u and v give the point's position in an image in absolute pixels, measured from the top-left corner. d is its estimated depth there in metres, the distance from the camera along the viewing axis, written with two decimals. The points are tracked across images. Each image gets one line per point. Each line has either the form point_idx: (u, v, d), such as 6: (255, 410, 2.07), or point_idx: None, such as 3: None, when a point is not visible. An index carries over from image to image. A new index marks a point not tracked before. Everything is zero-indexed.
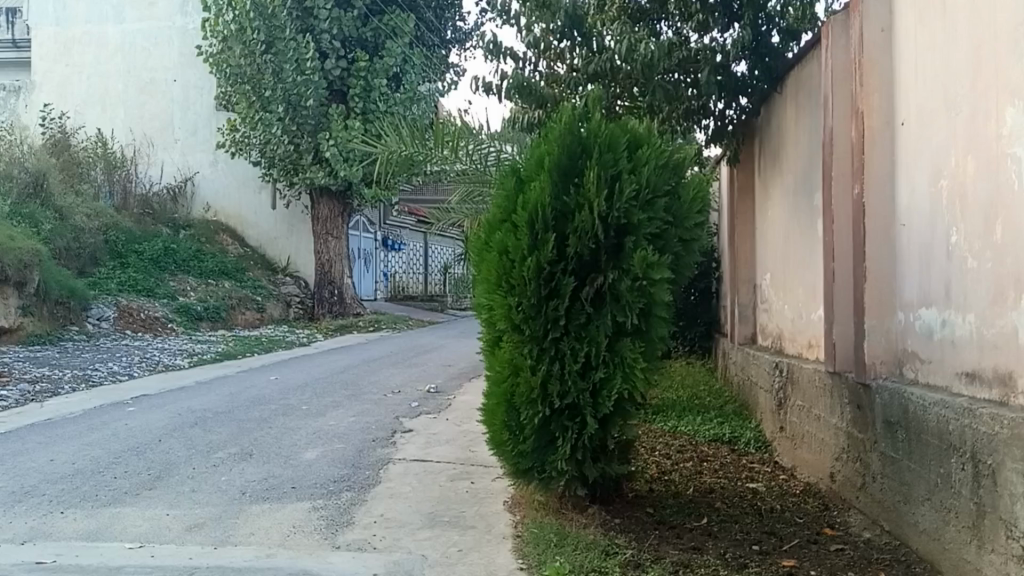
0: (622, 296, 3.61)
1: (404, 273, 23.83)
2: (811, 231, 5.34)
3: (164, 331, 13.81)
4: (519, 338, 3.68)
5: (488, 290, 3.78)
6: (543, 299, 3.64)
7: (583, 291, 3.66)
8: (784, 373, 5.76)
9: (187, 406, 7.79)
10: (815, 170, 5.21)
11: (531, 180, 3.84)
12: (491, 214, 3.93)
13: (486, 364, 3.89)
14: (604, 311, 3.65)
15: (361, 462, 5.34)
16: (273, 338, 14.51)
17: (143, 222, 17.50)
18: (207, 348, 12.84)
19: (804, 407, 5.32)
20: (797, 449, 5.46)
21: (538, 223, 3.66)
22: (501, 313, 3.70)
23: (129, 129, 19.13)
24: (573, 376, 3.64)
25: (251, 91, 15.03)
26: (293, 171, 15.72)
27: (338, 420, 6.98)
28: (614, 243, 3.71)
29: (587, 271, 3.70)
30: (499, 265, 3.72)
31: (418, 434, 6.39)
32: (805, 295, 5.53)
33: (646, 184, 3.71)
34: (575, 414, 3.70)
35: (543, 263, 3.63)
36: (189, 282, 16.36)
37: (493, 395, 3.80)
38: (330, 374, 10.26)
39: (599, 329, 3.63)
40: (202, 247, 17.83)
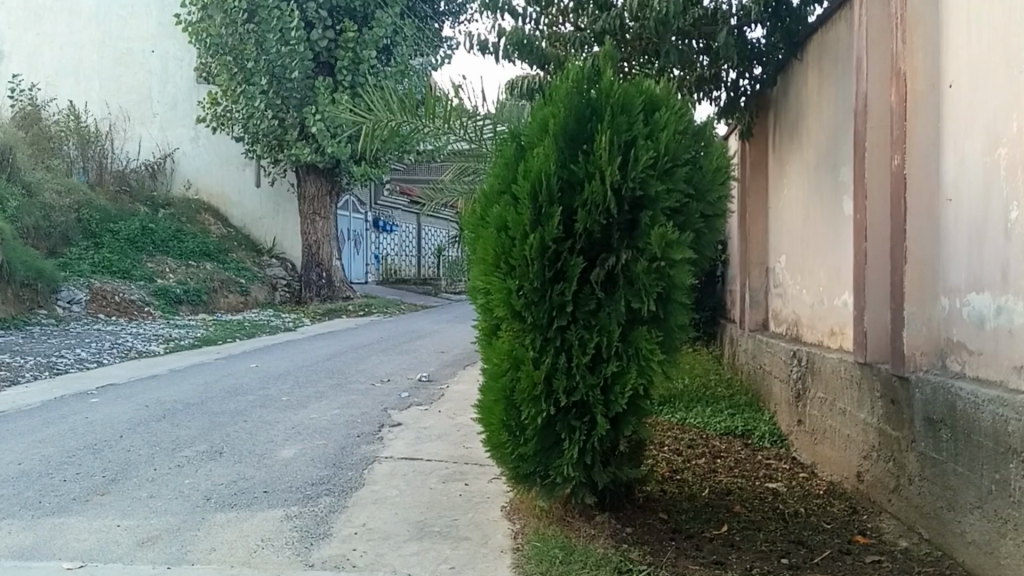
0: (639, 278, 3.15)
1: (397, 256, 23.35)
2: (839, 210, 4.80)
3: (140, 315, 13.31)
4: (521, 328, 3.22)
5: (485, 272, 3.31)
6: (547, 282, 3.17)
7: (593, 273, 3.19)
8: (804, 363, 5.29)
9: (157, 398, 7.32)
10: (844, 142, 4.68)
11: (534, 146, 3.37)
12: (488, 186, 3.46)
13: (483, 356, 3.43)
14: (616, 296, 3.18)
15: (344, 461, 4.89)
16: (256, 322, 14.01)
17: (119, 200, 16.94)
18: (186, 333, 12.37)
19: (826, 400, 4.84)
20: (817, 444, 4.99)
21: (543, 195, 3.19)
22: (499, 298, 3.23)
23: (105, 103, 18.60)
24: (581, 370, 3.17)
25: (233, 62, 14.50)
26: (278, 148, 15.36)
27: (321, 413, 6.51)
28: (629, 219, 3.23)
29: (598, 250, 3.23)
30: (497, 244, 3.24)
31: (408, 428, 5.93)
32: (831, 280, 5.01)
33: (665, 151, 3.24)
34: (583, 413, 3.23)
35: (547, 241, 3.16)
36: (168, 263, 15.84)
37: (491, 392, 3.32)
38: (316, 360, 9.81)
39: (613, 318, 3.15)
40: (183, 227, 17.29)
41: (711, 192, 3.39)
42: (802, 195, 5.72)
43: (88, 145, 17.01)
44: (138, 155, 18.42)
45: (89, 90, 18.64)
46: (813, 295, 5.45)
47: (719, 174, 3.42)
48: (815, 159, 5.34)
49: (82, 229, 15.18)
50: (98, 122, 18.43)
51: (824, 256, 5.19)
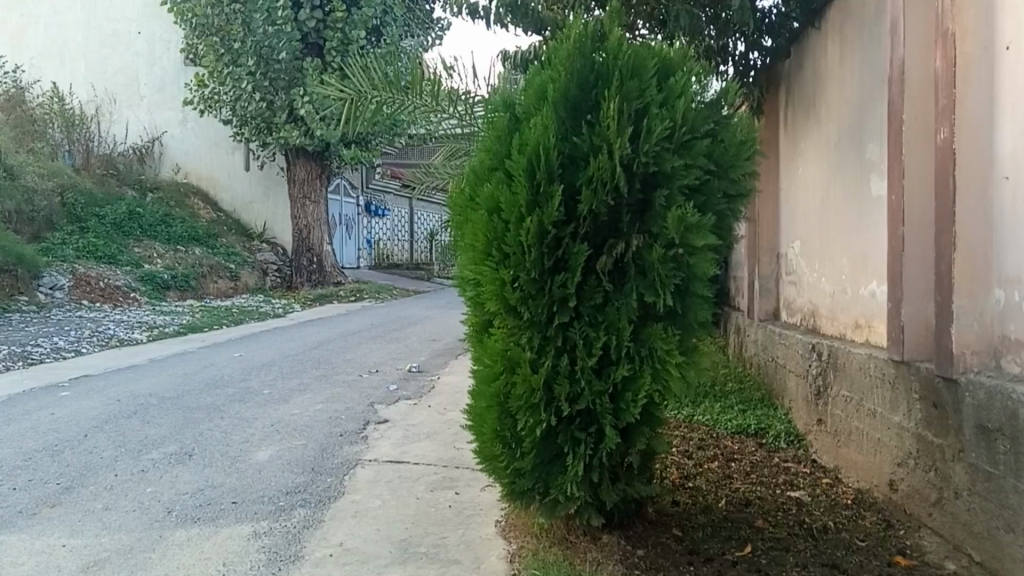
0: (653, 267, 2.73)
1: (389, 241, 22.89)
2: (867, 191, 4.36)
3: (125, 301, 12.85)
4: (516, 325, 2.79)
5: (476, 260, 2.88)
6: (545, 272, 2.75)
7: (600, 261, 2.76)
8: (824, 358, 4.91)
9: (131, 392, 6.89)
10: (874, 114, 4.21)
11: (530, 116, 2.94)
12: (480, 162, 3.03)
13: (475, 356, 3.01)
14: (627, 288, 2.76)
15: (323, 465, 4.47)
16: (245, 308, 13.55)
17: (105, 182, 16.44)
18: (171, 320, 11.92)
19: (853, 401, 4.48)
20: (841, 448, 4.62)
21: (542, 170, 2.75)
22: (491, 290, 2.81)
23: (90, 85, 18.09)
24: (586, 374, 2.74)
25: (219, 43, 14.11)
26: (266, 130, 14.85)
27: (304, 409, 6.08)
28: (641, 199, 2.81)
29: (605, 235, 2.81)
30: (489, 227, 2.81)
31: (395, 426, 5.51)
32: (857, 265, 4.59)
33: (682, 121, 2.80)
34: (589, 424, 2.81)
35: (547, 225, 2.73)
36: (156, 248, 15.37)
37: (483, 398, 2.89)
38: (303, 349, 9.40)
39: (623, 315, 2.74)
40: (172, 211, 16.81)
41: (733, 168, 2.93)
42: (820, 175, 5.28)
43: (73, 127, 16.44)
44: (125, 138, 17.90)
45: (75, 73, 18.11)
46: (835, 284, 5.04)
47: (744, 149, 2.96)
48: (837, 136, 4.89)
49: (67, 213, 14.72)
50: (84, 105, 17.90)
51: (848, 239, 4.75)
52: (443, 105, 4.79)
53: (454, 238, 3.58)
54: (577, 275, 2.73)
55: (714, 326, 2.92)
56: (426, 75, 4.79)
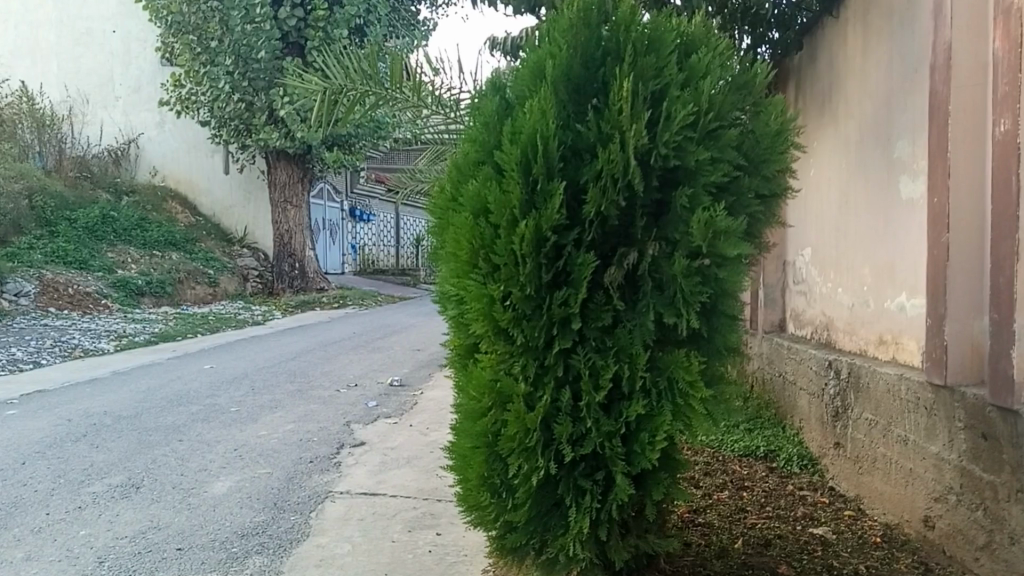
0: (675, 282, 2.28)
1: (374, 246, 22.32)
2: (895, 193, 3.92)
3: (95, 308, 12.26)
4: (508, 351, 2.33)
5: (459, 273, 2.42)
6: (542, 288, 2.30)
7: (609, 272, 2.31)
8: (844, 376, 4.34)
9: (85, 411, 6.34)
10: (908, 108, 3.76)
11: (524, 102, 2.49)
12: (466, 156, 2.58)
13: (458, 387, 2.54)
14: (642, 307, 2.31)
15: (287, 501, 3.95)
16: (222, 315, 12.97)
17: (78, 185, 15.85)
18: (142, 329, 11.34)
19: (877, 425, 3.91)
20: (863, 475, 4.05)
21: (539, 165, 2.30)
22: (478, 309, 2.35)
23: (63, 85, 17.49)
24: (593, 411, 2.27)
25: (197, 43, 13.56)
26: (246, 132, 14.30)
27: (272, 430, 5.56)
28: (658, 199, 2.37)
29: (614, 243, 2.37)
30: (475, 232, 2.35)
31: (373, 448, 4.99)
32: (880, 276, 4.14)
33: (707, 106, 2.36)
34: (596, 470, 2.33)
35: (545, 231, 2.27)
36: (130, 252, 14.78)
37: (468, 437, 2.42)
38: (279, 360, 8.86)
39: (637, 339, 2.28)
40: (148, 215, 16.21)
41: (766, 163, 2.49)
42: (836, 178, 4.84)
43: (45, 128, 15.80)
44: (99, 141, 17.32)
45: (47, 72, 17.49)
46: (851, 295, 4.58)
47: (780, 140, 2.50)
48: (858, 134, 4.46)
49: (36, 217, 14.12)
50: (55, 106, 17.31)
51: (869, 247, 4.30)
52: (425, 100, 4.31)
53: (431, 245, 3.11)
54: (582, 291, 2.27)
55: (744, 351, 2.46)
56: (408, 72, 4.33)
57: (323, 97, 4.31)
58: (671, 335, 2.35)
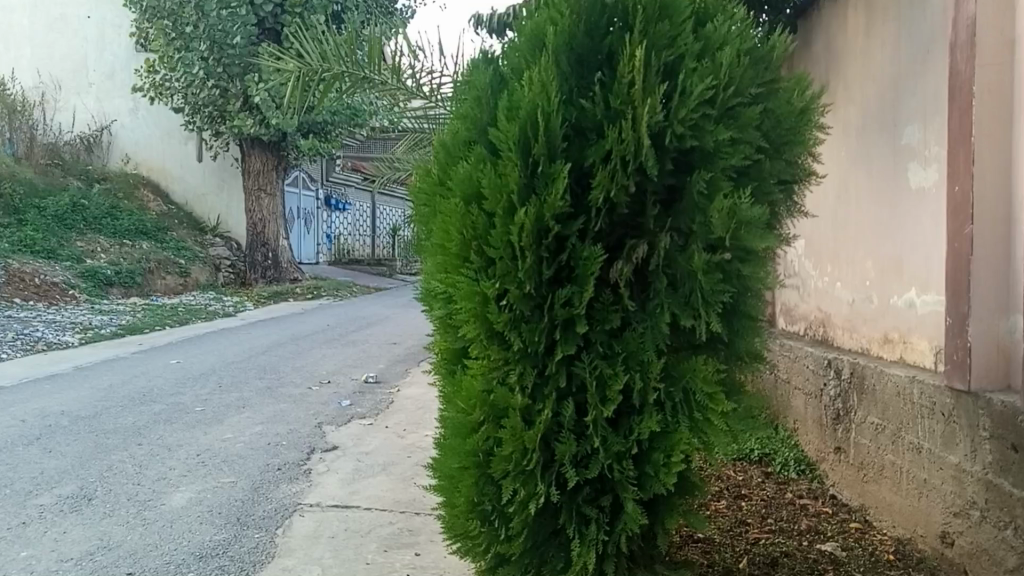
0: (693, 279, 1.98)
1: (350, 235, 21.91)
2: (894, 184, 3.32)
3: (63, 298, 11.77)
4: (502, 358, 2.03)
5: (447, 269, 2.11)
6: (541, 286, 2.00)
7: (619, 267, 2.01)
8: (844, 377, 3.55)
9: (41, 410, 5.97)
10: (906, 83, 3.20)
11: (521, 73, 2.18)
12: (455, 135, 2.27)
13: (445, 398, 2.23)
14: (654, 309, 2.01)
15: (251, 515, 3.68)
16: (193, 306, 12.54)
17: (49, 172, 15.29)
18: (110, 320, 10.90)
19: (883, 430, 3.20)
20: (867, 483, 3.31)
21: (541, 143, 2.00)
22: (468, 310, 2.04)
23: (35, 70, 16.95)
24: (600, 428, 1.98)
25: (171, 28, 13.03)
26: (219, 119, 13.81)
27: (239, 433, 5.21)
28: (671, 185, 2.07)
29: (622, 234, 2.07)
30: (465, 222, 2.04)
31: (346, 454, 4.67)
32: (869, 276, 3.58)
33: (727, 78, 2.04)
34: (603, 493, 2.04)
35: (548, 220, 1.97)
36: (100, 242, 14.27)
37: (456, 456, 2.12)
38: (249, 355, 8.48)
39: (651, 345, 1.98)
40: (119, 203, 15.69)
41: (790, 146, 2.17)
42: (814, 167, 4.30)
43: (15, 114, 15.23)
44: (71, 127, 16.78)
45: (18, 57, 16.91)
46: (833, 294, 4.04)
47: (807, 119, 2.18)
48: (841, 120, 3.86)
49: (3, 205, 13.59)
50: (27, 91, 16.75)
51: (855, 242, 3.75)
52: (401, 84, 3.98)
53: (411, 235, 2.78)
54: (589, 290, 1.97)
55: (766, 359, 2.16)
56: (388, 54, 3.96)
57: (298, 77, 3.93)
58: (687, 339, 2.04)
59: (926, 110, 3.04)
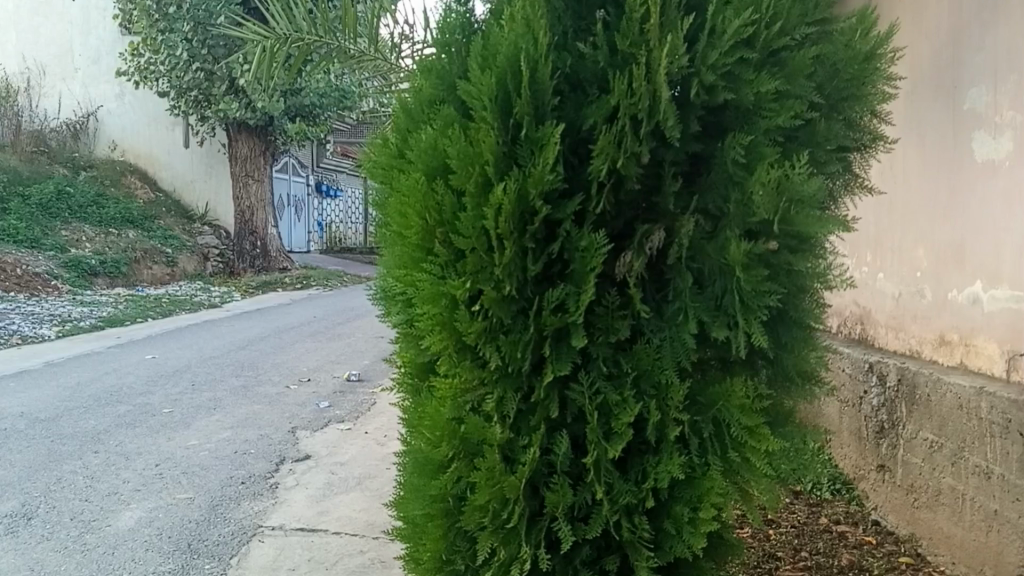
0: (730, 274, 1.55)
1: (341, 223, 21.39)
2: (955, 157, 2.86)
3: (45, 290, 10.97)
4: (477, 379, 1.58)
5: (407, 263, 1.65)
6: (525, 287, 1.55)
7: (630, 260, 1.57)
8: (890, 384, 3.09)
9: None
10: (973, 36, 2.73)
11: (500, 16, 1.72)
12: (418, 95, 1.80)
13: (410, 424, 1.78)
14: (675, 317, 1.58)
15: (202, 537, 3.23)
16: (177, 296, 11.88)
17: (36, 159, 14.25)
18: (91, 312, 10.20)
19: (940, 449, 2.76)
20: (919, 509, 2.87)
21: (525, 100, 1.54)
22: (432, 316, 1.59)
23: (21, 55, 15.67)
24: (603, 468, 1.53)
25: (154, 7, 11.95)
26: (205, 102, 12.91)
27: (205, 439, 4.75)
28: (695, 152, 1.64)
29: (632, 217, 1.63)
30: (426, 204, 1.58)
31: (319, 464, 4.21)
32: (924, 265, 3.12)
33: (773, 11, 1.59)
34: (605, 551, 1.60)
35: (534, 201, 1.52)
36: (85, 230, 13.24)
37: (421, 499, 1.68)
38: (228, 350, 8.00)
39: (670, 364, 1.55)
40: (104, 192, 14.45)
41: (849, 102, 1.74)
42: None
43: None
44: (57, 113, 15.45)
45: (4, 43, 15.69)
46: (874, 285, 3.57)
47: (873, 65, 1.72)
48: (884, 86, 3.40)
49: None
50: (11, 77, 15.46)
51: (902, 227, 3.29)
52: (384, 54, 3.05)
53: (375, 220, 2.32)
54: (589, 291, 1.52)
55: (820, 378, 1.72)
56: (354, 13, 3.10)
57: (266, 46, 3.02)
58: (720, 351, 1.61)
59: (998, 66, 2.58)
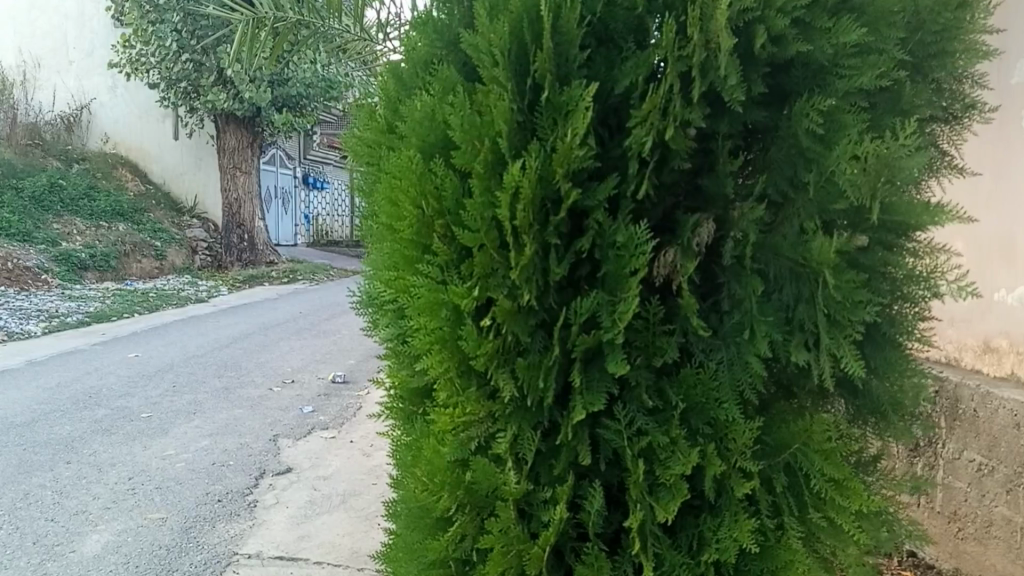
0: (809, 281, 1.20)
1: (326, 215, 20.93)
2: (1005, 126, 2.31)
3: (34, 285, 9.45)
4: (486, 412, 1.24)
5: (397, 264, 1.31)
6: (548, 297, 1.20)
7: (676, 260, 1.21)
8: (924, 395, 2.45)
9: None
10: None
11: None
12: (411, 56, 1.45)
13: (401, 461, 1.44)
14: (738, 340, 1.23)
15: (172, 568, 2.87)
16: (163, 290, 10.47)
17: (29, 152, 12.05)
18: (78, 309, 8.97)
19: (994, 473, 2.16)
20: (965, 542, 2.28)
21: (547, 53, 1.19)
22: (429, 331, 1.24)
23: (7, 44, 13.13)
24: (650, 531, 1.21)
25: None
26: (194, 93, 11.27)
27: (182, 448, 4.38)
28: (755, 123, 1.28)
29: (674, 202, 1.28)
30: (423, 187, 1.23)
31: (301, 479, 3.86)
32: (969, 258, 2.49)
33: None
34: None
35: (558, 185, 1.17)
36: (76, 223, 11.36)
37: (419, 552, 1.36)
38: (210, 348, 7.60)
39: (730, 397, 1.22)
40: (94, 183, 12.33)
41: (940, 60, 1.37)
42: None
43: None
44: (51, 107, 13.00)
45: None
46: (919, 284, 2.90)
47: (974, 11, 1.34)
48: None
49: None
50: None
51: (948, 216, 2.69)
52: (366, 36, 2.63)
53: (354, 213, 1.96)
54: (629, 303, 1.16)
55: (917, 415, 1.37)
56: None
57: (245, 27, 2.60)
58: (792, 374, 1.28)
59: None
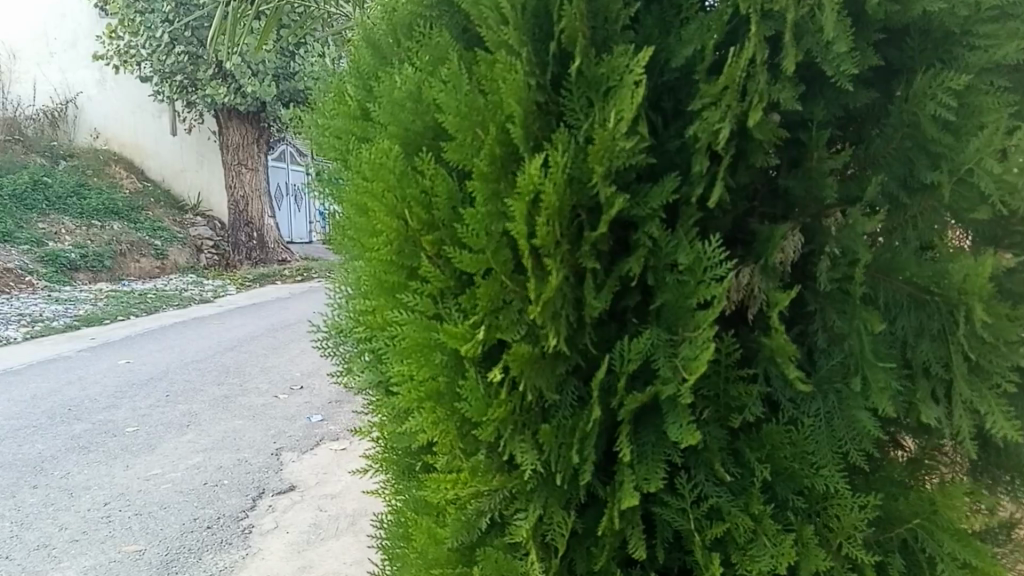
0: (937, 314, 0.99)
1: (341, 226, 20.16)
2: None
3: (22, 287, 7.15)
4: (499, 486, 0.94)
5: (374, 291, 1.02)
6: (582, 338, 0.92)
7: (756, 283, 0.97)
8: None
9: None
10: None
11: None
12: (394, 23, 1.18)
13: (389, 537, 1.15)
14: (838, 391, 1.01)
15: None
16: (160, 289, 7.97)
17: (8, 149, 9.17)
18: (69, 308, 6.75)
19: None
20: None
21: (579, 8, 0.90)
22: (418, 381, 0.95)
23: None
24: None
25: None
26: (192, 88, 8.54)
27: (169, 467, 3.48)
28: (851, 109, 1.07)
29: (746, 215, 1.06)
30: (405, 192, 0.95)
31: (309, 498, 3.09)
32: None
33: None
34: None
35: (597, 189, 0.88)
36: (66, 222, 8.70)
37: None
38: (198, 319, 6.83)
39: (828, 462, 0.98)
40: (87, 180, 9.51)
41: None
42: None
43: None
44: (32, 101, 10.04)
45: None
46: None
47: None
48: None
49: None
50: None
51: None
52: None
53: (333, 229, 1.65)
54: (702, 354, 0.88)
55: None
56: None
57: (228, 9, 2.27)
58: (909, 428, 1.05)
59: None
